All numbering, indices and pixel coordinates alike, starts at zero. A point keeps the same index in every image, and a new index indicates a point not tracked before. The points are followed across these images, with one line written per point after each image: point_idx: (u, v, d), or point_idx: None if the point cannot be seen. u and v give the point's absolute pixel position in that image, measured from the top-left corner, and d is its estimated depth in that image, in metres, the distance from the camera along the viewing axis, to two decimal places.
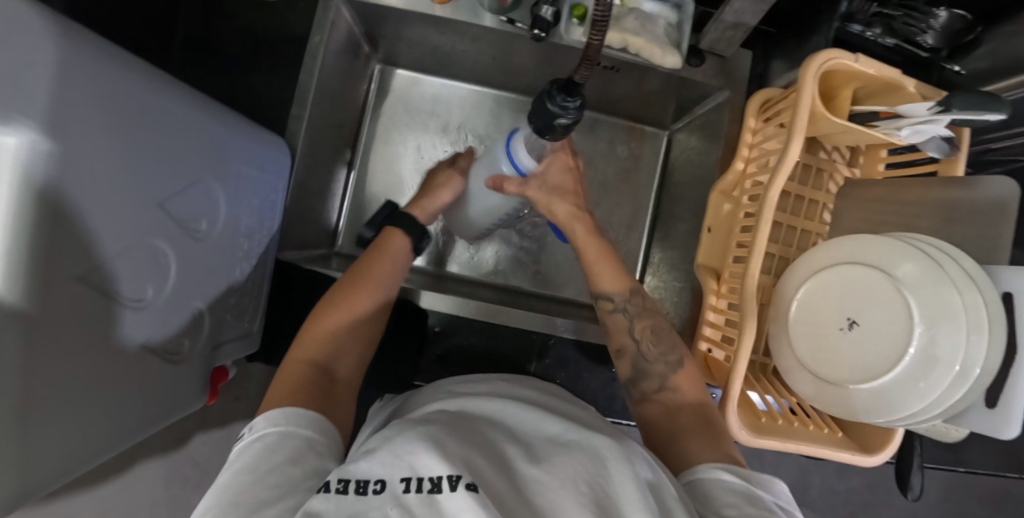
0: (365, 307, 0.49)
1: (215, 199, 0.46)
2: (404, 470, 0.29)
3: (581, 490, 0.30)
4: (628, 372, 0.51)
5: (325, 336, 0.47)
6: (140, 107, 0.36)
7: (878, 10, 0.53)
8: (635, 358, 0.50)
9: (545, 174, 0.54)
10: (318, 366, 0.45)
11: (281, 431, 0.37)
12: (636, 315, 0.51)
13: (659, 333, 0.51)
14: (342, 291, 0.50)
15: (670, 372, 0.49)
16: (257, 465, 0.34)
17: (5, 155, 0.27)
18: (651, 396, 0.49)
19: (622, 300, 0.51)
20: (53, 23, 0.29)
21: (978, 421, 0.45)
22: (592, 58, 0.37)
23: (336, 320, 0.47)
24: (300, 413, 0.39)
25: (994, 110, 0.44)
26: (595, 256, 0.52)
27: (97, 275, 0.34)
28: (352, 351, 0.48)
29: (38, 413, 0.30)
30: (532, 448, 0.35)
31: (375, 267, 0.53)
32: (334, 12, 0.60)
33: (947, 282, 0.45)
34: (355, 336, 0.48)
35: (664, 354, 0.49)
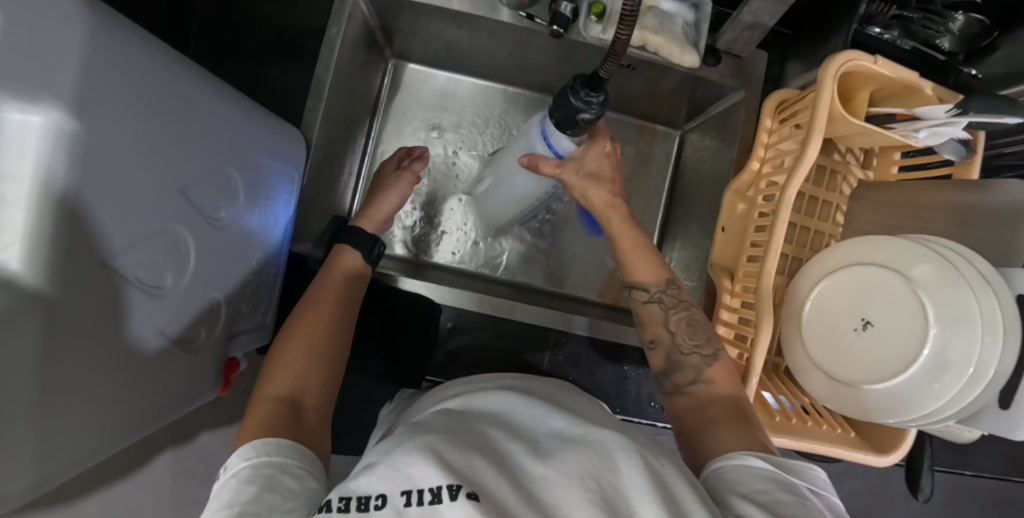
0: (321, 328, 0.49)
1: (235, 189, 0.46)
2: (404, 483, 0.29)
3: (589, 486, 0.29)
4: (661, 364, 0.51)
5: (285, 368, 0.45)
6: (165, 91, 0.36)
7: (897, 13, 0.54)
8: (668, 349, 0.51)
9: (584, 161, 0.55)
10: (284, 400, 0.43)
11: (251, 463, 0.35)
12: (671, 306, 0.52)
13: (694, 325, 0.51)
14: (296, 323, 0.49)
15: (704, 365, 0.49)
16: (233, 500, 0.31)
17: (30, 135, 0.27)
18: (684, 388, 0.49)
19: (657, 291, 0.53)
20: (87, 3, 0.29)
21: (991, 423, 0.46)
22: (619, 53, 0.37)
23: (294, 349, 0.47)
24: (271, 442, 0.37)
25: (1013, 113, 0.45)
26: (630, 246, 0.55)
27: (118, 259, 0.34)
28: (317, 374, 0.46)
29: (59, 398, 0.30)
30: (535, 442, 0.35)
31: (323, 293, 0.53)
32: (352, 4, 0.60)
33: (963, 284, 0.45)
34: (319, 359, 0.47)
35: (698, 345, 0.50)
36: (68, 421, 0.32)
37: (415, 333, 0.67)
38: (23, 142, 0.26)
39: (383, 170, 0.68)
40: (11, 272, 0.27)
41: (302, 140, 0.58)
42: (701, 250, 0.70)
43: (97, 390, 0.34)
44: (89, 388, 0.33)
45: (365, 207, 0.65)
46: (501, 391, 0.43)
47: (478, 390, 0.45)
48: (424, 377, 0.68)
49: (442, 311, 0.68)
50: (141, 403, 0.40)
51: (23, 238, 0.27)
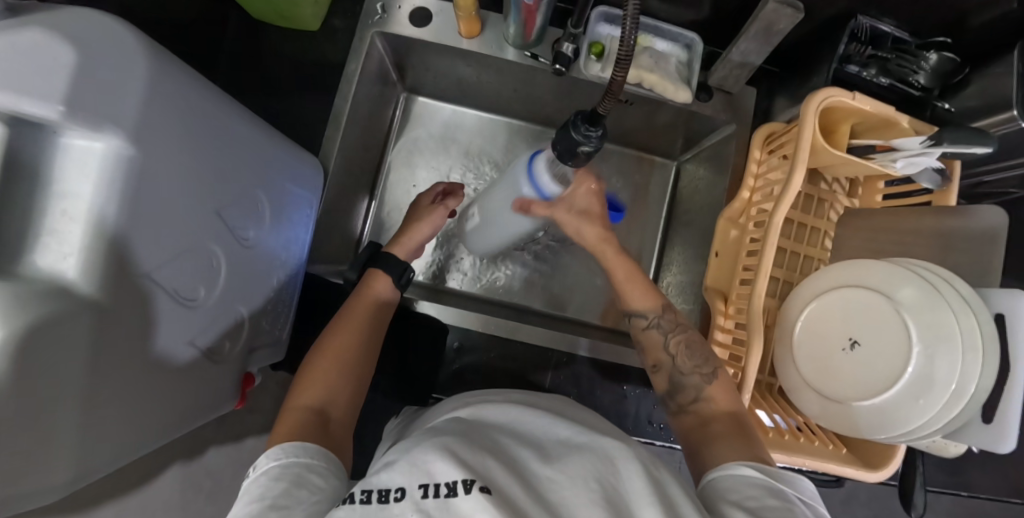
0: (351, 348, 0.51)
1: (263, 209, 0.50)
2: (421, 477, 0.31)
3: (592, 486, 0.32)
4: (665, 386, 0.54)
5: (314, 383, 0.48)
6: (206, 119, 0.39)
7: (874, 53, 0.58)
8: (669, 371, 0.53)
9: (572, 199, 0.57)
10: (312, 411, 0.46)
11: (281, 463, 0.37)
12: (670, 330, 0.55)
13: (692, 347, 0.53)
14: (327, 340, 0.51)
15: (704, 384, 0.51)
16: (264, 494, 0.34)
17: (93, 159, 0.30)
18: (688, 407, 0.51)
19: (655, 317, 0.56)
20: (147, 46, 0.33)
21: (978, 435, 0.47)
22: (615, 92, 0.41)
23: (324, 365, 0.49)
24: (299, 444, 0.39)
25: (983, 144, 0.48)
26: (625, 276, 0.58)
27: (160, 272, 0.37)
28: (343, 389, 0.49)
29: (101, 396, 0.33)
30: (542, 447, 0.37)
31: (352, 314, 0.55)
32: (369, 43, 0.65)
33: (944, 305, 0.48)
34: (345, 377, 0.49)
35: (698, 367, 0.52)
36: (106, 419, 0.35)
37: (424, 351, 0.69)
38: (86, 165, 0.30)
39: (419, 203, 0.70)
40: (69, 280, 0.30)
41: (321, 168, 0.62)
42: (697, 274, 0.73)
43: (132, 392, 0.37)
44: (126, 389, 0.36)
45: (397, 235, 0.67)
46: (508, 403, 0.46)
47: (487, 402, 0.47)
48: (431, 395, 0.70)
49: (448, 331, 0.71)
50: (168, 409, 0.43)
51: (81, 251, 0.30)
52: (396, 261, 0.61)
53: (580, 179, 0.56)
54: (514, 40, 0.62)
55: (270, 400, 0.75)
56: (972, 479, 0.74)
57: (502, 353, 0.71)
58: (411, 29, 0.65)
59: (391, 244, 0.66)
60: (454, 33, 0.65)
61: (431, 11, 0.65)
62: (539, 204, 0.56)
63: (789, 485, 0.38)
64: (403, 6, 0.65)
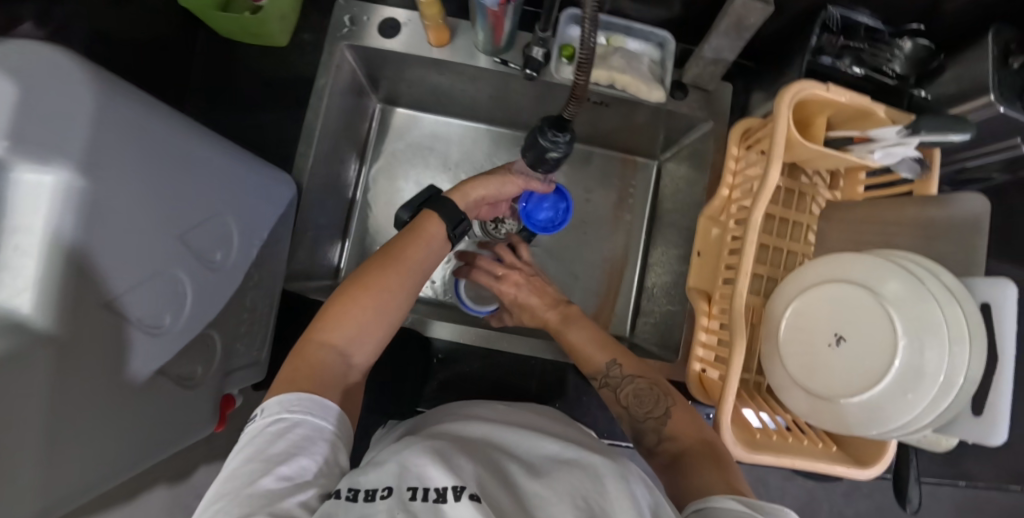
0: (395, 292, 0.48)
1: (231, 233, 0.49)
2: (411, 480, 0.31)
3: (578, 504, 0.31)
4: (632, 434, 0.54)
5: (346, 319, 0.45)
6: (162, 144, 0.38)
7: (846, 43, 0.57)
8: (629, 421, 0.54)
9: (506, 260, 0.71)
10: (337, 352, 0.44)
11: (294, 418, 0.36)
12: (618, 384, 0.56)
13: (641, 395, 0.54)
14: (370, 276, 0.48)
15: (662, 425, 0.52)
16: (270, 456, 0.34)
17: (41, 193, 0.29)
18: (655, 450, 0.51)
19: (602, 377, 0.58)
20: (92, 74, 0.32)
21: (968, 428, 0.47)
22: (579, 95, 0.41)
23: (362, 299, 0.46)
24: (316, 401, 0.38)
25: (960, 131, 0.47)
26: (582, 343, 0.61)
27: (121, 301, 0.36)
28: (374, 334, 0.46)
29: (62, 431, 0.33)
30: (533, 465, 0.37)
31: (410, 255, 0.51)
32: (339, 56, 0.65)
33: (928, 296, 0.47)
34: (381, 321, 0.47)
35: (651, 412, 0.53)
36: (73, 452, 0.34)
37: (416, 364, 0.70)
38: (36, 198, 0.29)
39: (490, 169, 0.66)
40: (25, 316, 0.29)
41: (293, 184, 0.61)
42: (681, 275, 0.72)
43: (100, 424, 0.36)
44: (93, 421, 0.35)
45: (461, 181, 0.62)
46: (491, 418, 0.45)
47: (468, 417, 0.46)
48: (416, 408, 0.69)
49: (433, 342, 0.71)
50: (140, 437, 0.42)
51: (33, 286, 0.29)
52: (454, 211, 0.56)
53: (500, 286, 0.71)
54: (485, 46, 0.62)
55: None
56: (973, 468, 0.73)
57: (490, 364, 0.71)
58: (381, 40, 0.65)
59: (452, 188, 0.60)
60: (423, 42, 0.64)
61: (401, 21, 0.65)
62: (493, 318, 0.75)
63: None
64: (371, 17, 0.65)
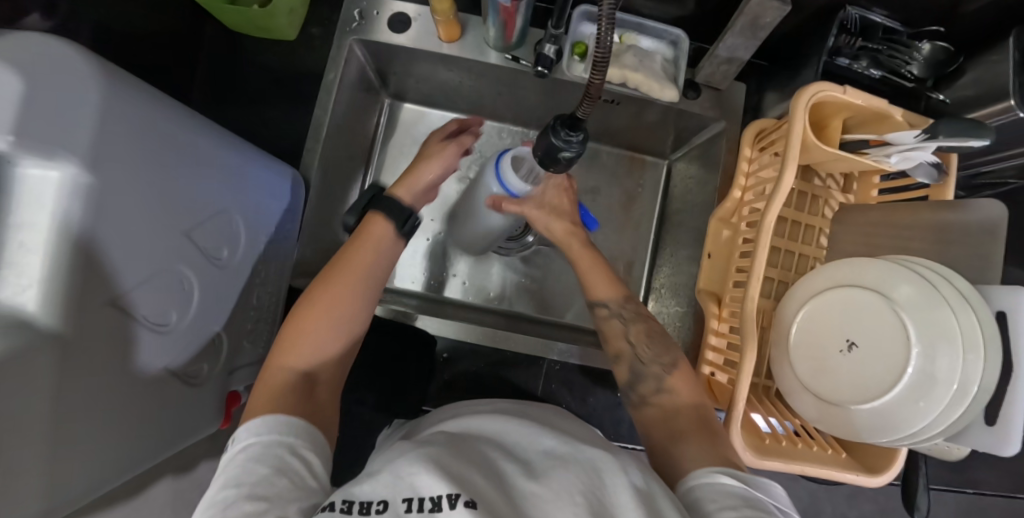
0: (346, 302, 0.47)
1: (236, 229, 0.49)
2: (405, 492, 0.30)
3: (577, 500, 0.31)
4: (627, 377, 0.53)
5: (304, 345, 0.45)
6: (169, 139, 0.38)
7: (864, 45, 0.56)
8: (630, 360, 0.52)
9: (543, 196, 0.56)
10: (299, 374, 0.44)
11: (263, 441, 0.37)
12: (630, 319, 0.54)
13: (653, 337, 0.53)
14: (321, 291, 0.47)
15: (665, 374, 0.51)
16: (241, 479, 0.33)
17: (48, 188, 0.29)
18: (648, 399, 0.51)
19: (617, 306, 0.54)
20: (100, 67, 0.31)
21: (980, 438, 0.46)
22: (594, 95, 0.40)
23: (317, 322, 0.45)
24: (282, 420, 0.38)
25: (980, 137, 0.46)
26: (589, 267, 0.56)
27: (128, 298, 0.36)
28: (335, 349, 0.46)
29: (68, 432, 0.32)
30: (529, 463, 0.36)
31: (357, 262, 0.49)
32: (347, 51, 0.64)
33: (942, 302, 0.46)
34: (340, 333, 0.47)
35: (659, 357, 0.52)
36: (78, 452, 0.34)
37: (415, 367, 0.67)
38: (42, 195, 0.29)
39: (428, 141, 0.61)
40: (28, 313, 0.29)
41: (300, 179, 0.61)
42: (689, 276, 0.72)
43: (105, 423, 0.36)
44: (97, 421, 0.35)
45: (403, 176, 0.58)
46: (494, 415, 0.44)
47: (472, 415, 0.46)
48: (421, 407, 0.69)
49: (438, 342, 0.71)
50: (146, 434, 0.42)
51: (38, 283, 0.29)
52: (400, 206, 0.53)
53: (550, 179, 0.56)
54: (495, 43, 0.61)
55: None
56: (980, 475, 0.72)
57: (498, 362, 0.71)
58: (390, 35, 0.64)
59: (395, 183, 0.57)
60: (433, 38, 0.63)
61: (410, 16, 0.64)
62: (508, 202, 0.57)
63: (764, 493, 0.38)
64: (381, 11, 0.64)
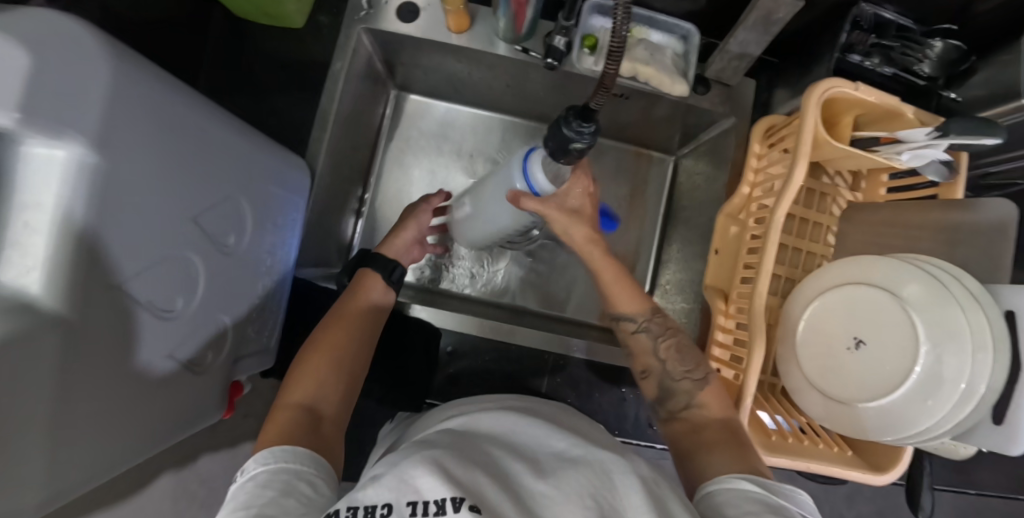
0: (343, 339, 0.51)
1: (243, 215, 0.48)
2: (410, 493, 0.30)
3: (588, 503, 0.30)
4: (655, 392, 0.54)
5: (305, 381, 0.47)
6: (176, 121, 0.37)
7: (877, 41, 0.55)
8: (659, 377, 0.54)
9: (567, 195, 0.55)
10: (303, 408, 0.45)
11: (269, 468, 0.36)
12: (659, 334, 0.55)
13: (683, 352, 0.54)
14: (320, 337, 0.51)
15: (696, 390, 0.52)
16: (249, 502, 0.32)
17: (53, 168, 0.28)
18: (678, 414, 0.52)
19: (644, 321, 0.55)
20: (108, 44, 0.31)
21: (988, 438, 0.46)
22: (608, 85, 0.39)
23: (317, 359, 0.49)
24: (288, 449, 0.38)
25: (991, 136, 0.45)
26: (611, 281, 0.57)
27: (134, 283, 0.36)
28: (337, 386, 0.48)
29: (72, 417, 0.32)
30: (539, 460, 0.36)
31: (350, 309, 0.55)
32: (355, 40, 0.63)
33: (951, 301, 0.46)
34: (339, 367, 0.49)
35: (689, 372, 0.53)
36: (81, 438, 0.33)
37: (417, 359, 0.67)
38: (47, 176, 0.28)
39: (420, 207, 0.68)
40: (31, 295, 0.29)
41: (306, 169, 0.60)
42: (696, 273, 0.71)
43: (109, 408, 0.36)
44: (101, 407, 0.35)
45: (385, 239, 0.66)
46: (502, 410, 0.44)
47: (479, 410, 0.45)
48: (426, 400, 0.69)
49: (442, 335, 0.70)
50: (151, 420, 0.42)
51: (43, 265, 0.29)
52: (387, 261, 0.61)
53: (576, 177, 0.55)
54: (505, 34, 0.60)
55: (264, 407, 0.74)
56: (979, 476, 0.73)
57: (499, 358, 0.71)
58: (399, 24, 0.63)
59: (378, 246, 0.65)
60: (442, 29, 0.63)
61: (419, 5, 0.63)
62: (530, 199, 0.53)
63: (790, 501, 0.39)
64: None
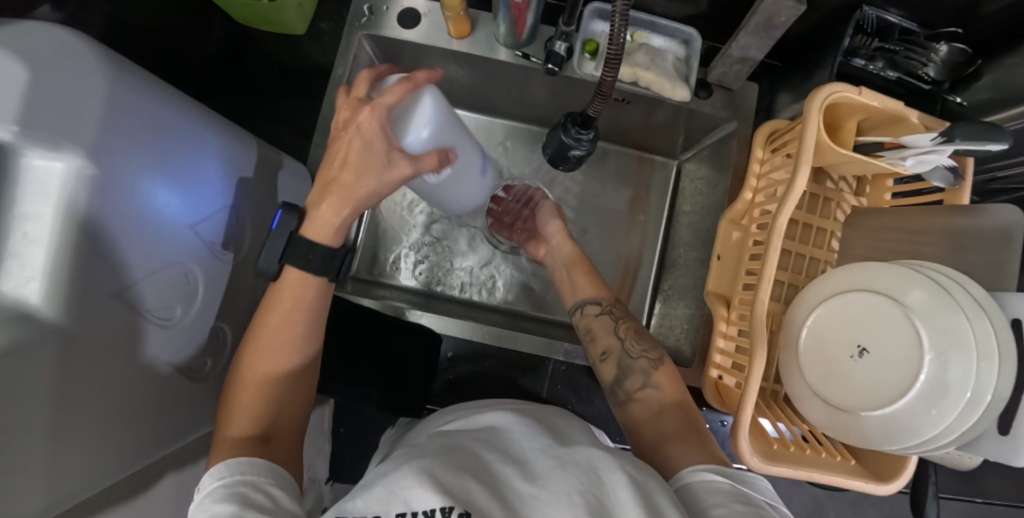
0: (280, 362, 0.45)
1: (242, 223, 0.49)
2: (400, 505, 0.30)
3: (575, 501, 0.30)
4: (613, 373, 0.54)
5: (241, 412, 0.43)
6: (174, 129, 0.37)
7: (880, 45, 0.55)
8: (619, 355, 0.55)
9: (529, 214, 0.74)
10: (243, 439, 0.42)
11: (224, 483, 0.36)
12: (620, 317, 0.59)
13: (641, 334, 0.57)
14: (250, 357, 0.45)
15: (651, 369, 0.53)
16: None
17: (51, 180, 0.28)
18: (634, 395, 0.52)
19: (608, 306, 0.60)
20: (105, 57, 0.31)
21: (994, 448, 0.45)
22: (606, 92, 0.43)
23: (252, 387, 0.44)
24: (244, 461, 0.38)
25: (996, 141, 0.44)
26: (580, 273, 0.64)
27: (133, 292, 0.36)
28: (284, 411, 0.45)
29: (73, 425, 0.32)
30: (529, 461, 0.35)
31: (280, 316, 0.45)
32: (356, 47, 0.63)
33: (956, 308, 0.45)
34: (283, 391, 0.46)
35: (646, 351, 0.54)
36: (82, 446, 0.34)
37: (415, 365, 0.67)
38: (47, 187, 0.28)
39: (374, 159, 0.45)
40: (32, 305, 0.29)
41: (307, 176, 0.60)
42: (698, 277, 0.70)
43: (109, 414, 0.36)
44: (102, 414, 0.35)
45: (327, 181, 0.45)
46: (496, 412, 0.44)
47: (475, 413, 0.45)
48: (425, 406, 0.69)
49: (443, 342, 0.70)
50: (151, 427, 0.42)
51: (44, 275, 0.29)
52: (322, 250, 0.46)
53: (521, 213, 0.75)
54: (505, 40, 0.60)
55: None
56: (986, 485, 0.72)
57: (502, 361, 0.71)
58: (399, 30, 0.63)
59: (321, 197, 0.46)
60: (443, 35, 0.63)
61: (421, 12, 0.63)
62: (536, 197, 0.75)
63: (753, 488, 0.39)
64: (390, 7, 0.64)
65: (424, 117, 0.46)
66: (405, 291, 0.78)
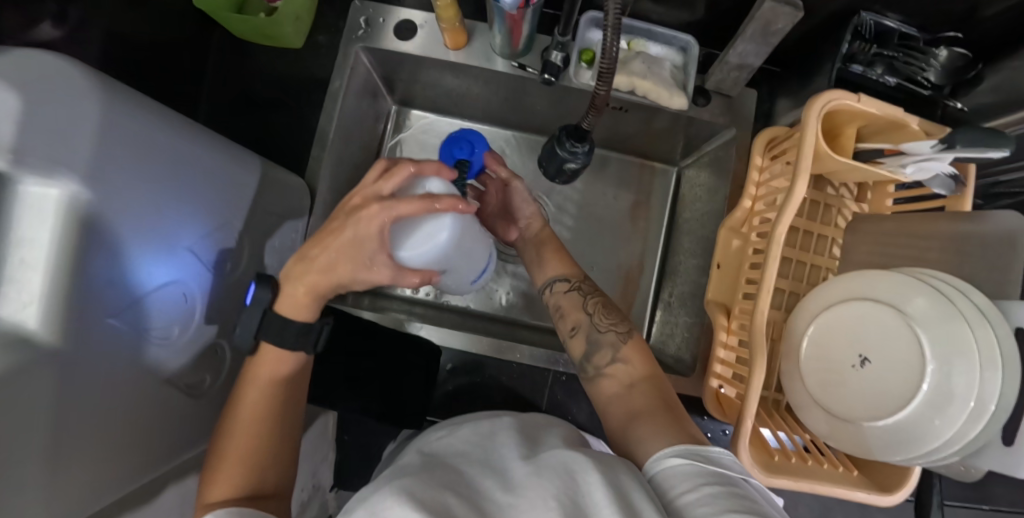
0: (262, 425, 0.42)
1: (239, 241, 0.50)
2: None
3: (550, 505, 0.30)
4: (582, 349, 0.53)
5: (219, 482, 0.39)
6: (169, 152, 0.38)
7: (879, 51, 0.54)
8: (587, 330, 0.53)
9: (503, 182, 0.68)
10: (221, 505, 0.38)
11: None
12: (588, 293, 0.57)
13: (609, 308, 0.55)
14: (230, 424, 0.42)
15: (620, 343, 0.51)
16: None
17: (46, 206, 0.28)
18: (603, 370, 0.50)
19: (576, 281, 0.58)
20: (97, 82, 0.32)
21: (999, 459, 0.44)
22: (598, 105, 0.43)
23: (232, 450, 0.41)
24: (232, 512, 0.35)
25: (996, 149, 0.44)
26: (550, 249, 0.63)
27: (129, 314, 0.36)
28: (267, 474, 0.41)
29: (70, 446, 0.33)
30: (511, 470, 0.35)
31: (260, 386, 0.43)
32: (354, 59, 0.64)
33: (958, 317, 0.45)
34: (265, 455, 0.42)
35: (614, 325, 0.53)
36: (82, 466, 0.34)
37: (416, 375, 0.67)
38: (42, 212, 0.28)
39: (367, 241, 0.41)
40: (29, 329, 0.29)
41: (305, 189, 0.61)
42: (699, 285, 0.70)
43: (108, 432, 0.36)
44: (101, 433, 0.35)
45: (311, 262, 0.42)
46: (485, 423, 0.44)
47: (468, 424, 0.45)
48: (425, 417, 0.69)
49: (443, 354, 0.70)
50: (151, 443, 0.42)
51: (39, 301, 0.29)
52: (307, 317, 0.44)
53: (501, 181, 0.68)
54: (502, 50, 0.60)
55: None
56: (992, 491, 0.71)
57: (502, 370, 0.71)
58: (397, 42, 0.64)
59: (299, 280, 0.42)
60: (440, 45, 0.63)
61: (417, 23, 0.63)
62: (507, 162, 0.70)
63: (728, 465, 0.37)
64: (386, 18, 0.64)
65: (437, 234, 0.41)
66: (406, 301, 0.78)
